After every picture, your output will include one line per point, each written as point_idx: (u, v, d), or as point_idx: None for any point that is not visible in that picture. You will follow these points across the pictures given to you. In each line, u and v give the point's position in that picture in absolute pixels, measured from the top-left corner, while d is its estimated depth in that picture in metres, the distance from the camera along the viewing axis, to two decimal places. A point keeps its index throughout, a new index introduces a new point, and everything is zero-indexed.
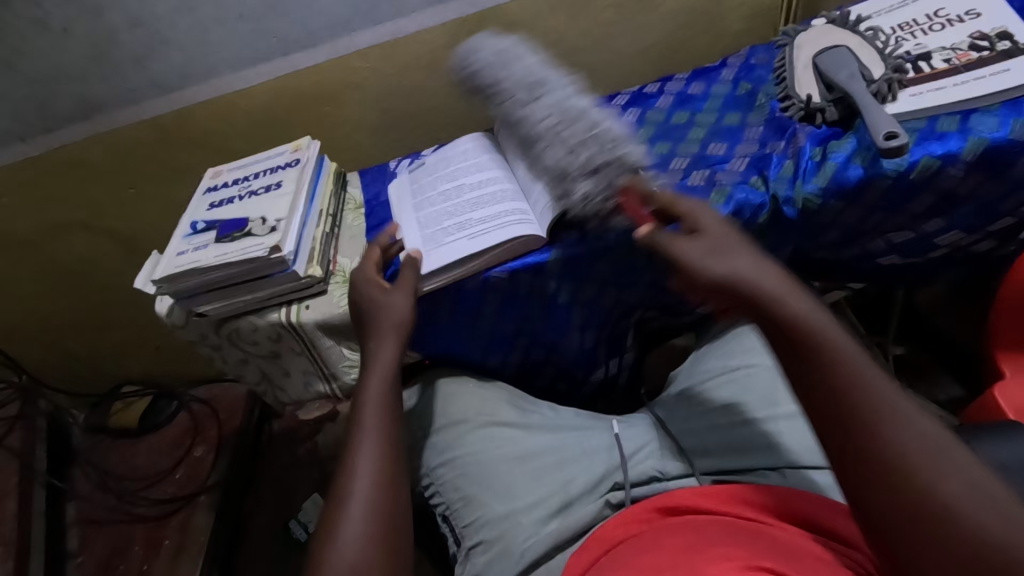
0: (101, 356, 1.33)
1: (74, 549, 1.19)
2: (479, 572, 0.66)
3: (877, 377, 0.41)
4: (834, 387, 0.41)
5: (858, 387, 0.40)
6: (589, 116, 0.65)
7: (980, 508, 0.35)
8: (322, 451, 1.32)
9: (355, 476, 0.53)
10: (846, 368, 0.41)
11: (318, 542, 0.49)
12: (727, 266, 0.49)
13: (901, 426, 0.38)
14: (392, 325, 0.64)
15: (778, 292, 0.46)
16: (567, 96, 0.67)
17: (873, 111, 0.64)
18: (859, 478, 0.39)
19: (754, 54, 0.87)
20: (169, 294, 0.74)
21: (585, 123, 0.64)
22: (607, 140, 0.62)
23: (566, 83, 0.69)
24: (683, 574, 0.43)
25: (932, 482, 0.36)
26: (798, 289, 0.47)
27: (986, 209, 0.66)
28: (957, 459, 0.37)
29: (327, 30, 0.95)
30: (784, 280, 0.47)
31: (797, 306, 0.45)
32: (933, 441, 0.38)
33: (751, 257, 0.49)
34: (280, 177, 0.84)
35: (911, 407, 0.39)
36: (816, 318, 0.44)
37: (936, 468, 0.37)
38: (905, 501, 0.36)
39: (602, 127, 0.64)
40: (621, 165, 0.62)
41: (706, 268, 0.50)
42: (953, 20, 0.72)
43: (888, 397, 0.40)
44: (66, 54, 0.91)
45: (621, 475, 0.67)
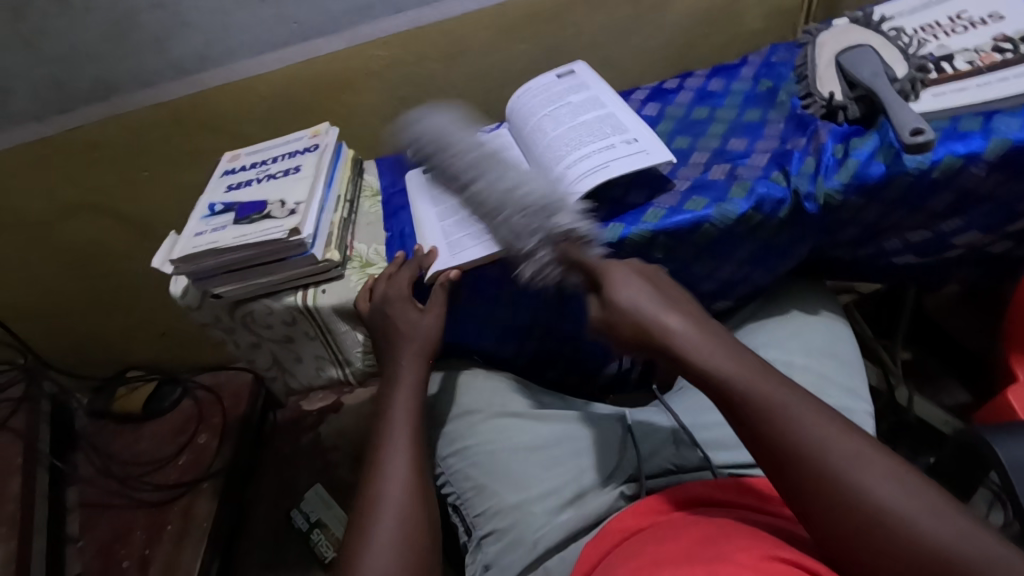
0: (107, 339, 1.33)
1: (75, 532, 1.18)
2: (490, 560, 0.66)
3: (791, 403, 0.46)
4: (762, 423, 0.46)
5: (777, 417, 0.45)
6: (513, 190, 0.66)
7: (906, 503, 0.40)
8: (326, 441, 1.33)
9: (388, 492, 0.58)
10: (764, 404, 0.46)
11: (356, 549, 0.55)
12: (646, 317, 0.53)
13: (823, 444, 0.44)
14: (419, 344, 0.69)
15: (688, 345, 0.50)
16: (493, 176, 0.69)
17: (898, 109, 0.64)
18: (799, 497, 0.44)
19: (774, 53, 0.88)
20: (185, 275, 0.74)
21: (507, 203, 0.65)
22: (533, 214, 0.63)
23: (493, 160, 0.71)
24: (702, 562, 0.43)
25: (862, 489, 0.41)
26: (710, 331, 0.52)
27: (1005, 210, 0.66)
28: (882, 470, 0.42)
29: (347, 17, 0.95)
30: (690, 324, 0.52)
31: (708, 359, 0.49)
32: (853, 451, 0.43)
33: (662, 301, 0.54)
34: (298, 162, 0.84)
35: (827, 426, 0.45)
36: (733, 368, 0.48)
37: (862, 476, 0.42)
38: (840, 511, 0.41)
39: (529, 204, 0.63)
40: (546, 237, 0.62)
41: (623, 323, 0.54)
42: (976, 22, 0.73)
43: (802, 422, 0.45)
44: (86, 33, 0.91)
45: (635, 468, 0.67)
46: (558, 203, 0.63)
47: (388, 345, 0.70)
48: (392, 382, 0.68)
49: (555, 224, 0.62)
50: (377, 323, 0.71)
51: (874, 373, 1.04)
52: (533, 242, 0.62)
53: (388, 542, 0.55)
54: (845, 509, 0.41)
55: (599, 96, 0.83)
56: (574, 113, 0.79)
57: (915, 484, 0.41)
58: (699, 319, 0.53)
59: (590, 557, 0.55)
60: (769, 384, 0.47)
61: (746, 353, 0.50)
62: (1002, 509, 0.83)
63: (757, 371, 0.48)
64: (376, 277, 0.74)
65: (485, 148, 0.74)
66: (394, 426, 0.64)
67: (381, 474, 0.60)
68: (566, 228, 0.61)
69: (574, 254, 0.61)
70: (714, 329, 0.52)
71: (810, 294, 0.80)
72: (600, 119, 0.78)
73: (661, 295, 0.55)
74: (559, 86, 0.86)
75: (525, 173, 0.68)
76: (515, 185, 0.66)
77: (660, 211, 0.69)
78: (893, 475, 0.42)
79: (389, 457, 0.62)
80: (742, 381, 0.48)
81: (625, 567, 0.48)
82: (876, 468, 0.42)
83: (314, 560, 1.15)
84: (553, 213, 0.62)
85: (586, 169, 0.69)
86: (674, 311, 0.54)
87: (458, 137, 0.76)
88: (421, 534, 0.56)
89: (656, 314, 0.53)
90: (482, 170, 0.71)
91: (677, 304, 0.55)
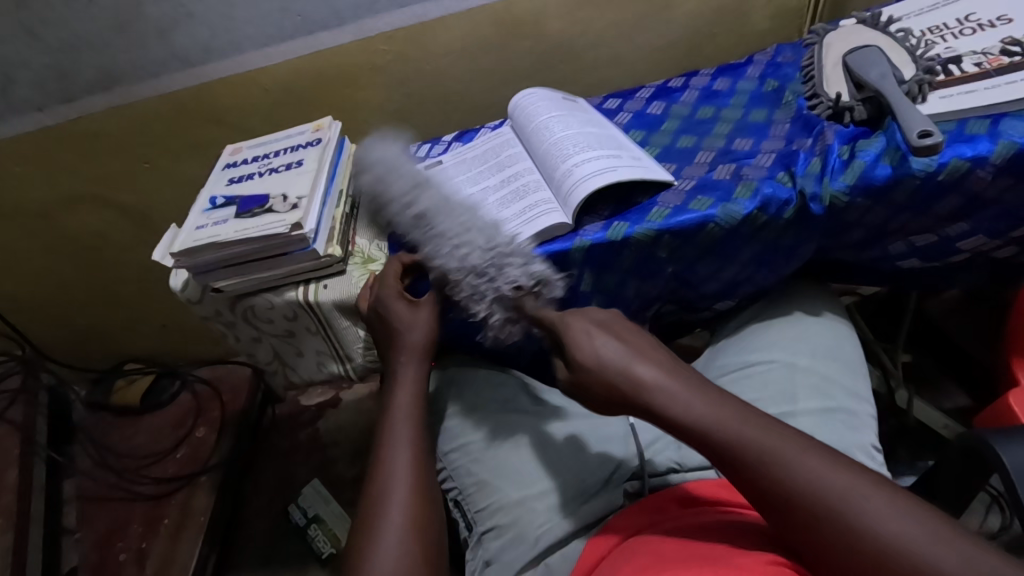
0: (106, 332, 1.33)
1: (71, 525, 1.18)
2: (491, 556, 0.66)
3: (764, 449, 0.46)
4: (739, 474, 0.47)
5: (758, 465, 0.46)
6: (454, 249, 0.67)
7: (904, 530, 0.40)
8: (325, 437, 1.33)
9: (393, 490, 0.59)
10: (742, 454, 0.46)
11: (359, 551, 0.55)
12: (615, 370, 0.54)
13: (805, 483, 0.43)
14: (417, 341, 0.69)
15: (649, 400, 0.52)
16: (437, 231, 0.69)
17: (906, 111, 0.64)
18: (790, 535, 0.44)
19: (780, 52, 0.87)
20: (186, 268, 0.73)
21: (449, 264, 0.66)
22: (480, 278, 0.65)
23: (428, 210, 0.72)
24: (710, 561, 0.43)
25: (853, 522, 0.41)
26: (676, 378, 0.53)
27: (1012, 214, 0.66)
28: (870, 495, 0.42)
29: (352, 11, 0.95)
30: (663, 374, 0.53)
31: (673, 412, 0.50)
32: (841, 482, 0.43)
33: (641, 349, 0.55)
34: (301, 155, 0.84)
35: (812, 462, 0.44)
36: (694, 418, 0.49)
37: (851, 509, 0.41)
38: (833, 547, 0.41)
39: (470, 265, 0.65)
40: (495, 298, 0.65)
41: (594, 378, 0.55)
42: (984, 24, 0.72)
43: (786, 462, 0.45)
44: (88, 23, 0.90)
45: (638, 465, 0.67)
46: (501, 258, 0.65)
47: (390, 343, 0.70)
48: (391, 383, 0.68)
49: (503, 284, 0.64)
50: (377, 323, 0.71)
51: (875, 375, 1.03)
52: (484, 307, 0.65)
53: (396, 541, 0.55)
54: (837, 543, 0.41)
55: (601, 120, 0.82)
56: (584, 122, 0.80)
57: (915, 509, 0.41)
58: (668, 366, 0.54)
59: (590, 556, 0.55)
60: (730, 429, 0.48)
61: (721, 398, 0.51)
62: (1001, 513, 0.83)
63: (728, 418, 0.49)
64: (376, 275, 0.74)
65: (423, 192, 0.74)
66: (396, 425, 0.64)
67: (386, 474, 0.60)
68: (513, 288, 0.64)
69: (526, 307, 0.64)
70: (681, 377, 0.53)
71: (815, 296, 0.79)
72: (604, 136, 0.77)
73: (632, 342, 0.56)
74: (566, 104, 0.85)
75: (467, 222, 0.69)
76: (459, 242, 0.67)
77: (664, 210, 0.68)
78: (887, 503, 0.41)
79: (395, 454, 0.62)
80: (716, 432, 0.48)
81: (627, 566, 0.47)
82: (869, 496, 0.42)
83: (311, 555, 1.15)
84: (503, 267, 0.65)
85: (596, 171, 0.69)
86: (648, 358, 0.54)
87: (393, 185, 0.76)
88: (429, 535, 0.57)
89: (624, 364, 0.54)
90: (422, 229, 0.71)
91: (648, 351, 0.55)
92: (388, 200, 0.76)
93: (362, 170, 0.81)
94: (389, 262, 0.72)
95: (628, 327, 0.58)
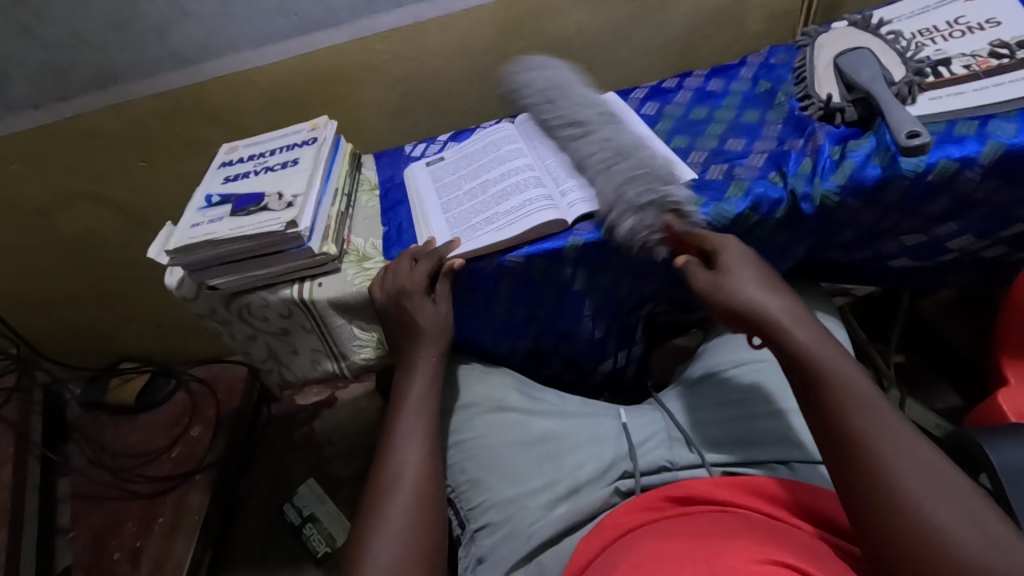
0: (102, 330, 1.33)
1: (65, 523, 1.18)
2: (484, 554, 0.66)
3: (875, 406, 0.48)
4: (838, 416, 0.48)
5: (863, 416, 0.47)
6: (626, 151, 0.71)
7: (961, 527, 0.41)
8: (321, 435, 1.33)
9: (398, 489, 0.59)
10: (859, 404, 0.48)
11: (359, 548, 0.56)
12: (746, 294, 0.56)
13: (896, 447, 0.46)
14: (433, 337, 0.70)
15: (780, 323, 0.54)
16: (608, 134, 0.74)
17: (895, 112, 0.65)
18: (853, 493, 0.46)
19: (773, 54, 0.88)
20: (181, 266, 0.73)
21: (633, 162, 0.69)
22: (651, 180, 0.67)
23: (612, 122, 0.77)
24: (702, 561, 0.43)
25: (921, 503, 0.43)
26: (806, 323, 0.54)
27: (999, 214, 0.67)
28: (948, 487, 0.43)
29: (349, 11, 0.95)
30: (793, 315, 0.55)
31: (797, 337, 0.53)
32: (923, 461, 0.45)
33: (767, 287, 0.57)
34: (297, 154, 0.84)
35: (913, 439, 0.46)
36: (813, 344, 0.52)
37: (916, 487, 0.43)
38: (895, 516, 0.43)
39: (649, 166, 0.69)
40: (659, 203, 0.66)
41: (722, 298, 0.57)
42: (974, 27, 0.73)
43: (894, 429, 0.47)
44: (85, 21, 0.91)
45: (631, 465, 0.68)
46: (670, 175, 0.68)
47: (404, 336, 0.71)
48: (405, 375, 0.69)
49: (674, 197, 0.66)
50: (390, 314, 0.70)
51: (867, 375, 1.04)
52: (643, 200, 0.66)
53: (398, 539, 0.56)
54: (889, 510, 0.43)
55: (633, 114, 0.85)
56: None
57: (980, 513, 0.42)
58: (803, 313, 0.56)
59: (583, 556, 0.55)
60: (856, 377, 0.50)
61: (845, 354, 0.52)
62: None
63: (857, 371, 0.50)
64: (419, 247, 0.73)
65: (601, 107, 0.80)
66: (405, 423, 0.65)
67: (392, 471, 0.61)
68: (677, 201, 0.66)
69: (675, 224, 0.66)
70: (812, 320, 0.55)
71: (805, 295, 0.80)
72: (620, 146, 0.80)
73: (769, 281, 0.58)
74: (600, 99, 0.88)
75: (640, 142, 0.74)
76: (627, 147, 0.72)
77: None
78: (954, 495, 0.43)
79: (401, 452, 0.62)
80: (834, 370, 0.50)
81: (623, 563, 0.48)
82: (941, 489, 0.43)
83: (304, 554, 1.15)
84: (669, 183, 0.67)
85: (584, 197, 0.71)
86: (780, 296, 0.56)
87: (567, 97, 0.81)
88: (433, 535, 0.58)
89: (756, 292, 0.56)
90: (604, 129, 0.75)
91: (785, 296, 0.57)
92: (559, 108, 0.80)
93: (530, 74, 0.86)
94: (398, 259, 0.72)
95: (762, 266, 0.60)
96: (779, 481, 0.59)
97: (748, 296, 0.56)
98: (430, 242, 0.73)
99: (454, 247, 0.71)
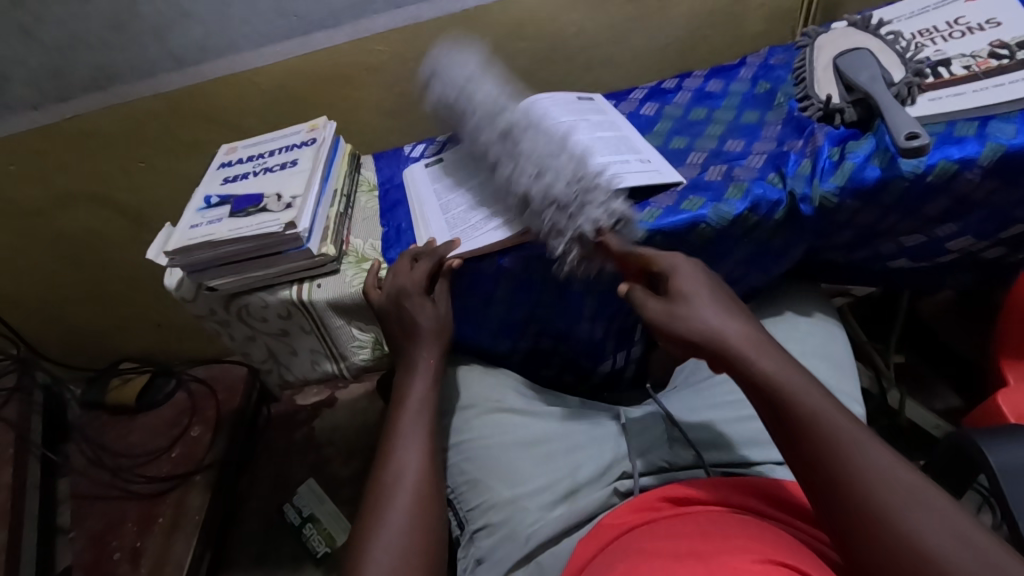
0: (102, 331, 1.33)
1: (66, 523, 1.18)
2: (483, 555, 0.66)
3: (846, 435, 0.46)
4: (803, 446, 0.46)
5: (833, 447, 0.45)
6: (535, 175, 0.67)
7: (950, 548, 0.39)
8: (320, 435, 1.33)
9: (399, 490, 0.59)
10: (821, 432, 0.46)
11: (358, 549, 0.56)
12: (705, 321, 0.53)
13: (877, 474, 0.43)
14: (433, 337, 0.70)
15: (737, 355, 0.51)
16: (506, 158, 0.71)
17: (894, 113, 0.65)
18: (833, 523, 0.44)
19: (772, 55, 0.88)
20: (180, 266, 0.73)
21: (534, 190, 0.66)
22: (557, 212, 0.65)
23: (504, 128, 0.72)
24: (700, 562, 0.43)
25: (904, 529, 0.41)
26: (764, 346, 0.52)
27: (998, 215, 0.67)
28: (931, 505, 0.42)
29: (348, 11, 0.95)
30: (750, 337, 0.52)
31: (755, 368, 0.50)
32: (906, 486, 0.43)
33: (723, 307, 0.55)
34: (296, 155, 0.84)
35: (883, 457, 0.44)
36: (775, 370, 0.50)
37: (904, 515, 0.41)
38: (877, 547, 0.41)
39: (554, 189, 0.65)
40: (573, 236, 0.65)
41: (677, 329, 0.54)
42: (974, 28, 0.73)
43: (863, 452, 0.45)
44: (84, 21, 0.91)
45: (630, 465, 0.68)
46: (581, 196, 0.65)
47: (403, 337, 0.70)
48: (406, 375, 0.69)
49: (583, 223, 0.64)
50: (390, 314, 0.70)
51: (867, 376, 1.04)
52: (560, 242, 0.66)
53: (397, 540, 0.56)
54: (874, 539, 0.42)
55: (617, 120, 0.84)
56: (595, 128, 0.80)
57: (967, 530, 0.40)
58: (760, 334, 0.53)
59: (581, 556, 0.55)
60: (822, 403, 0.47)
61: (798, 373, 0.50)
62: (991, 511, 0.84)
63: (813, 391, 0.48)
64: (419, 247, 0.73)
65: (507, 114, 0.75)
66: (405, 424, 0.65)
67: (392, 471, 0.61)
68: (593, 226, 0.64)
69: (609, 246, 0.64)
70: (770, 343, 0.52)
71: (804, 296, 0.80)
72: (616, 139, 0.79)
73: (725, 301, 0.56)
74: (581, 104, 0.86)
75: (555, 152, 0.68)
76: (537, 161, 0.68)
77: (656, 211, 0.69)
78: (943, 514, 0.41)
79: (402, 452, 0.62)
80: (790, 395, 0.48)
81: (622, 564, 0.47)
82: (924, 509, 0.41)
83: (305, 554, 1.15)
84: (581, 206, 0.64)
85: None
86: (738, 319, 0.54)
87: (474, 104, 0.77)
88: (433, 537, 0.58)
89: (713, 320, 0.53)
90: (510, 152, 0.71)
91: (740, 315, 0.55)
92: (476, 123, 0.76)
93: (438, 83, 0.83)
94: (401, 258, 0.72)
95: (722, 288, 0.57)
96: (781, 482, 0.59)
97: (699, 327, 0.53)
98: (431, 243, 0.72)
99: (454, 247, 0.71)
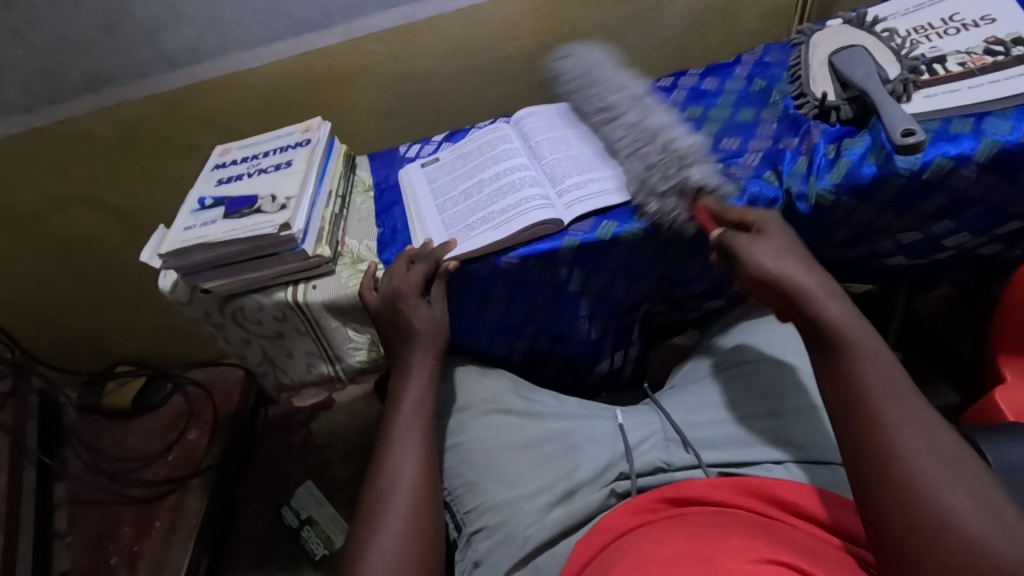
0: (97, 334, 1.32)
1: (62, 529, 1.17)
2: (480, 558, 0.66)
3: (906, 392, 0.46)
4: (857, 388, 0.47)
5: (892, 399, 0.46)
6: (656, 130, 0.70)
7: (973, 513, 0.40)
8: (318, 437, 1.33)
9: (395, 493, 0.59)
10: (874, 380, 0.47)
11: (356, 553, 0.55)
12: (778, 263, 0.55)
13: (913, 430, 0.44)
14: (430, 339, 0.69)
15: (813, 295, 0.52)
16: (628, 118, 0.74)
17: (889, 109, 0.65)
18: (860, 466, 0.45)
19: (768, 52, 0.88)
20: (175, 269, 0.73)
21: (659, 143, 0.69)
22: (669, 162, 0.67)
23: (633, 98, 0.76)
24: (699, 562, 0.43)
25: (930, 485, 0.41)
26: (838, 297, 0.52)
27: (995, 212, 0.67)
28: (964, 473, 0.42)
29: (341, 11, 0.95)
30: (826, 287, 0.53)
31: (830, 310, 0.51)
32: (947, 450, 0.43)
33: (792, 259, 0.55)
34: (291, 156, 0.84)
35: (930, 420, 0.45)
36: (849, 320, 0.50)
37: (936, 473, 0.42)
38: (900, 495, 0.42)
39: (673, 144, 0.68)
40: (679, 186, 0.65)
41: (749, 263, 0.56)
42: (968, 24, 0.73)
43: (912, 411, 0.45)
44: (76, 24, 0.90)
45: (626, 466, 0.67)
46: (693, 156, 0.67)
47: (397, 338, 0.70)
48: (402, 377, 0.69)
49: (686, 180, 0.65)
50: (385, 316, 0.70)
51: None
52: (664, 190, 0.66)
53: (396, 542, 0.55)
54: (900, 491, 0.42)
55: None
56: (592, 138, 0.80)
57: (993, 502, 0.40)
58: (833, 285, 0.54)
59: (580, 557, 0.55)
60: (888, 362, 0.48)
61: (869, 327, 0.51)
62: None
63: (873, 338, 0.49)
64: (415, 248, 0.72)
65: (628, 87, 0.78)
66: (402, 427, 0.64)
67: (389, 473, 0.61)
68: (697, 182, 0.65)
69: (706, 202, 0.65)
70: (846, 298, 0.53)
71: None
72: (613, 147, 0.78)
73: (791, 253, 0.56)
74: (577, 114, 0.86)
75: (670, 120, 0.72)
76: (655, 129, 0.71)
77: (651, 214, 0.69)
78: (975, 485, 0.41)
79: (399, 455, 0.62)
80: (855, 338, 0.49)
81: (620, 564, 0.47)
82: (958, 475, 0.42)
83: (304, 557, 1.15)
84: (690, 164, 0.66)
85: (582, 196, 0.72)
86: (814, 271, 0.55)
87: (607, 74, 0.80)
88: (431, 541, 0.57)
89: (789, 267, 0.54)
90: (630, 109, 0.75)
91: (811, 264, 0.55)
92: (601, 86, 0.79)
93: (566, 61, 0.86)
94: (397, 261, 0.71)
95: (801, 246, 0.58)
96: (778, 481, 0.58)
97: (779, 266, 0.54)
98: (426, 243, 0.72)
99: (450, 248, 0.70)
